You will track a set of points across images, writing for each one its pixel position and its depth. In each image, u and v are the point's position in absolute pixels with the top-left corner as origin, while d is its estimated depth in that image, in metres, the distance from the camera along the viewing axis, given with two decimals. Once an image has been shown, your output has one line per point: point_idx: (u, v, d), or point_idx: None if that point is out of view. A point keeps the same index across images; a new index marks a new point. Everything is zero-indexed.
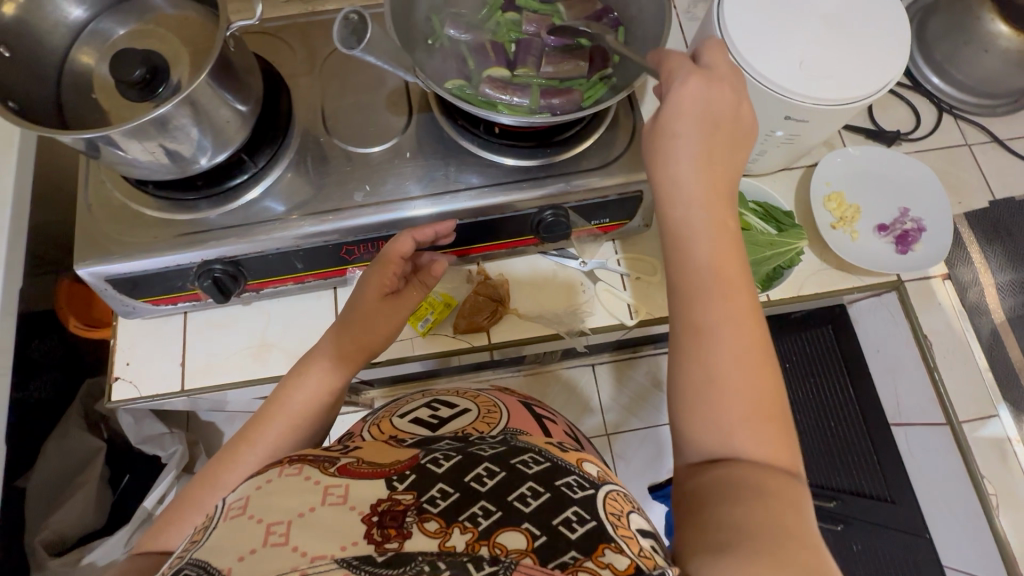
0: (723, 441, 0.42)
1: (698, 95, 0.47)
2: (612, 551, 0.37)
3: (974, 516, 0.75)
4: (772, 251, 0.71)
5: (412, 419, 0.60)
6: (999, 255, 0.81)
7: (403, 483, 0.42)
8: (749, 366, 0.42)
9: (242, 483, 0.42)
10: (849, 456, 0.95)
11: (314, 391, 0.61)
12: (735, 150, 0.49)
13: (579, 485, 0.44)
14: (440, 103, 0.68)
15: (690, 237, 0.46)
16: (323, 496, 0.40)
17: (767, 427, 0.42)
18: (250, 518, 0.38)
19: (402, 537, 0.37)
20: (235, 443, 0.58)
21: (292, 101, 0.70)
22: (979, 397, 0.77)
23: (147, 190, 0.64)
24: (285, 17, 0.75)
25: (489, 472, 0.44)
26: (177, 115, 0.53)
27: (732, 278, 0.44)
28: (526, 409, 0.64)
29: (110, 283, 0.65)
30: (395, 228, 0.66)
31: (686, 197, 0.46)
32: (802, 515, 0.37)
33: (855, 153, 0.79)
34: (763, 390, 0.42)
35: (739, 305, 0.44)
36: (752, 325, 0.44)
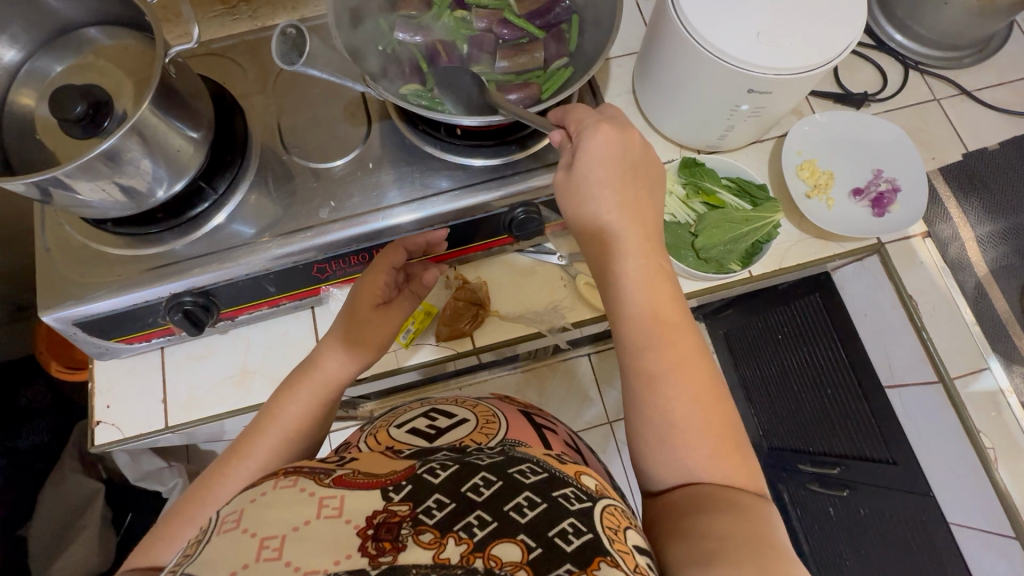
0: (684, 467, 0.43)
1: (608, 147, 0.46)
2: (607, 565, 0.36)
3: (974, 470, 0.75)
4: (747, 227, 0.69)
5: (409, 429, 0.59)
6: (977, 209, 0.80)
7: (399, 493, 0.41)
8: (697, 400, 0.44)
9: (239, 494, 0.41)
10: (849, 422, 0.96)
11: (309, 404, 0.60)
12: (654, 191, 0.49)
13: (576, 497, 0.42)
14: (398, 110, 0.67)
15: (619, 272, 0.47)
16: (318, 509, 0.39)
17: (722, 449, 0.43)
18: (244, 532, 0.37)
19: (397, 550, 0.36)
20: (227, 456, 0.56)
21: (247, 122, 0.68)
22: (968, 351, 0.77)
23: (107, 228, 0.62)
24: (232, 37, 0.73)
25: (486, 481, 0.43)
26: (126, 148, 0.51)
27: (671, 320, 0.46)
28: (524, 418, 0.63)
29: (79, 327, 0.63)
30: (377, 240, 0.65)
31: (616, 249, 0.47)
32: (772, 527, 0.39)
33: (823, 119, 0.78)
34: (720, 426, 0.44)
35: (683, 354, 0.45)
36: (696, 360, 0.45)
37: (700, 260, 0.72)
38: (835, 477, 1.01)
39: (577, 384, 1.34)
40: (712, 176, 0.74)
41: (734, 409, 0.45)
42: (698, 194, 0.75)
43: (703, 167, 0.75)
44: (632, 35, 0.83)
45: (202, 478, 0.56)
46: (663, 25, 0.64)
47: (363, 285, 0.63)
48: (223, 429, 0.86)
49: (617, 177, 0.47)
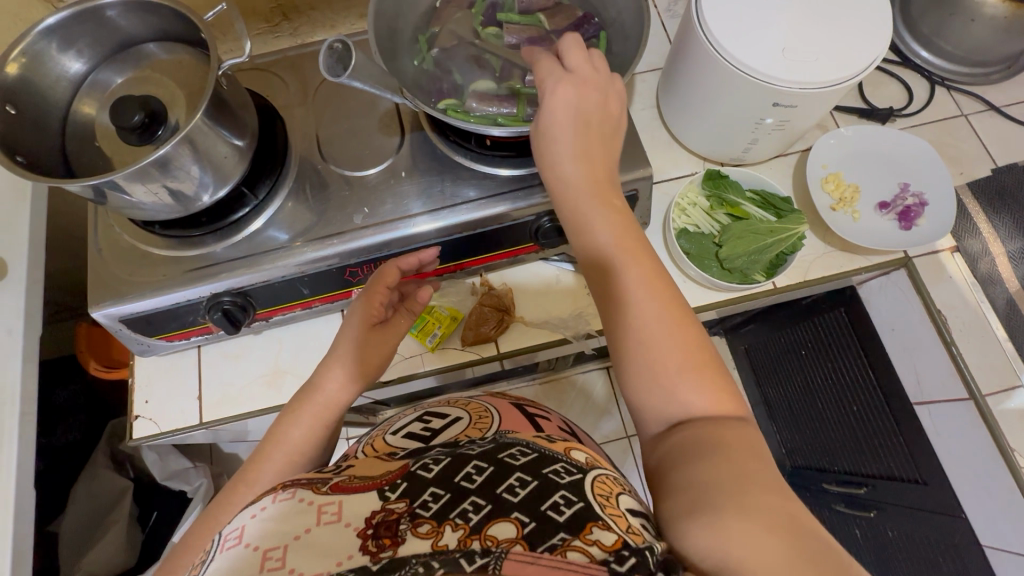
0: (670, 398, 0.43)
1: (567, 101, 0.49)
2: (599, 528, 0.37)
3: (1008, 492, 0.73)
4: (773, 238, 0.70)
5: (404, 434, 0.60)
6: (1007, 223, 0.79)
7: (395, 492, 0.42)
8: (669, 321, 0.45)
9: (241, 510, 0.42)
10: (877, 439, 0.95)
11: (314, 423, 0.60)
12: (610, 143, 0.51)
13: (567, 471, 0.44)
14: (430, 121, 0.69)
15: (579, 207, 0.49)
16: (317, 516, 0.40)
17: (701, 373, 0.43)
18: (247, 548, 0.38)
19: (396, 544, 0.37)
20: (235, 483, 0.56)
21: (287, 132, 0.71)
22: (1000, 366, 0.75)
23: (153, 230, 0.66)
24: (276, 53, 0.77)
25: (478, 469, 0.44)
26: (177, 155, 0.55)
27: (632, 254, 0.47)
28: (517, 410, 0.64)
29: (124, 323, 0.66)
30: (388, 250, 0.66)
31: (577, 191, 0.49)
32: (763, 461, 0.39)
33: (847, 133, 0.79)
34: (687, 340, 0.44)
35: (648, 271, 0.46)
36: (665, 289, 0.46)
37: (724, 271, 0.73)
38: (863, 497, 1.00)
39: (596, 398, 1.34)
40: (736, 189, 0.75)
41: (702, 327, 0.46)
42: (721, 206, 0.76)
43: (727, 179, 0.76)
44: (656, 51, 0.85)
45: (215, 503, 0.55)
46: (688, 40, 0.66)
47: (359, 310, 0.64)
48: (249, 429, 0.88)
49: (574, 125, 0.49)
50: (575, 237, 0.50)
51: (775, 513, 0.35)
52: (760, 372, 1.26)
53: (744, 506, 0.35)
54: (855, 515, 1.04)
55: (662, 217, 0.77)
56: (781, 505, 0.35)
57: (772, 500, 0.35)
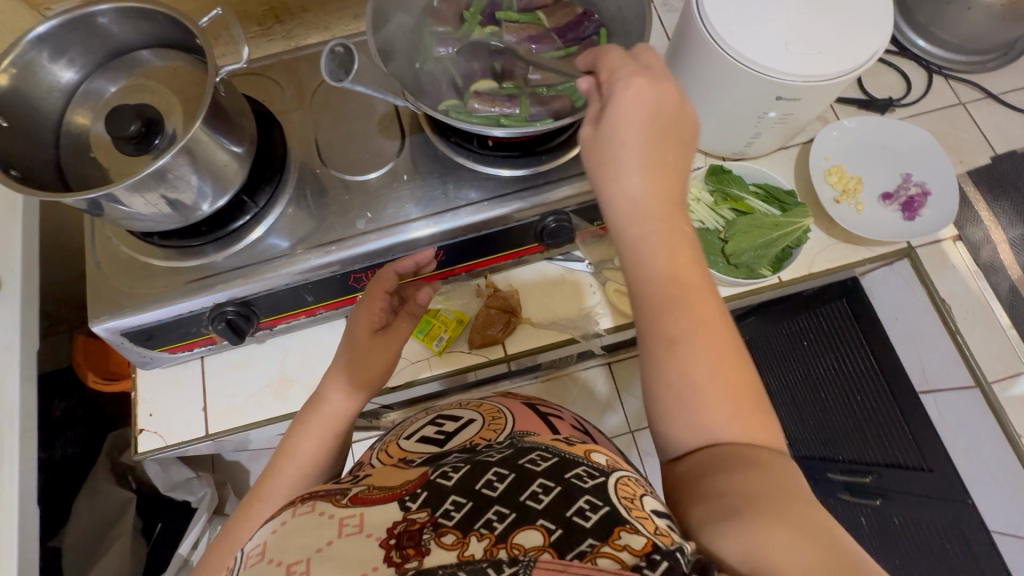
0: (704, 432, 0.43)
1: (640, 102, 0.45)
2: (627, 533, 0.36)
3: (1015, 477, 0.73)
4: (778, 232, 0.70)
5: (417, 438, 0.60)
6: (1007, 211, 0.79)
7: (416, 502, 0.41)
8: (721, 364, 0.43)
9: (260, 527, 0.42)
10: (880, 428, 0.96)
11: (324, 433, 0.61)
12: (681, 151, 0.47)
13: (590, 475, 0.43)
14: (431, 122, 0.68)
15: (641, 228, 0.45)
16: (340, 528, 0.40)
17: (739, 405, 0.43)
18: (270, 562, 0.38)
19: (421, 554, 0.37)
20: (249, 501, 0.57)
21: (285, 137, 0.70)
22: (1004, 354, 0.75)
23: (153, 242, 0.64)
24: (270, 56, 0.76)
25: (499, 476, 0.43)
26: (175, 165, 0.54)
27: (691, 283, 0.45)
28: (530, 410, 0.63)
29: (126, 337, 0.65)
30: (384, 257, 0.66)
31: (638, 207, 0.45)
32: (796, 479, 0.40)
33: (849, 125, 0.78)
34: (737, 381, 0.44)
35: (705, 312, 0.44)
36: (717, 320, 0.45)
37: (731, 266, 0.73)
38: (870, 486, 1.00)
39: (600, 394, 1.34)
40: (740, 184, 0.75)
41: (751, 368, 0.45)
42: (726, 200, 0.75)
43: (731, 173, 0.76)
44: (654, 46, 0.85)
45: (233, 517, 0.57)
46: (688, 36, 0.66)
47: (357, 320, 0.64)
48: (254, 438, 0.87)
49: (645, 132, 0.45)
50: (631, 262, 0.46)
51: (812, 521, 0.35)
52: None
53: (779, 514, 0.36)
54: (861, 503, 1.03)
55: None
56: (811, 513, 0.36)
57: (807, 512, 0.36)
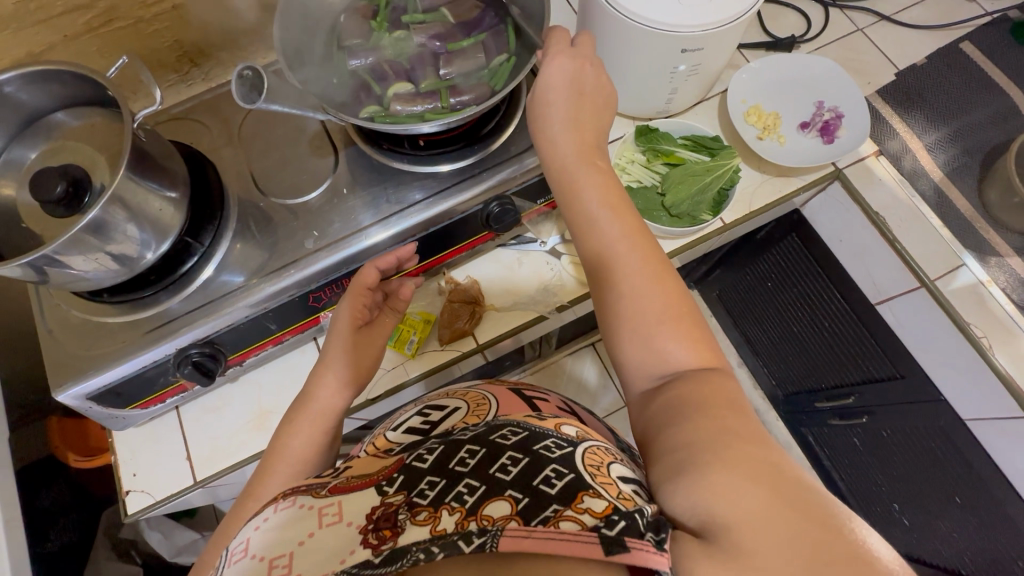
0: (652, 352, 0.46)
1: (563, 71, 0.53)
2: (590, 497, 0.38)
3: (974, 365, 0.76)
4: (711, 175, 0.73)
5: (404, 430, 0.60)
6: (920, 119, 0.84)
7: (393, 486, 0.43)
8: (657, 283, 0.48)
9: (245, 523, 0.43)
10: (849, 348, 1.00)
11: (315, 428, 0.61)
12: (603, 114, 0.55)
13: (558, 445, 0.44)
14: (360, 133, 0.70)
15: (571, 171, 0.52)
16: (319, 519, 0.41)
17: (679, 323, 0.46)
18: (253, 558, 0.39)
19: (396, 535, 0.38)
20: (241, 501, 0.55)
21: (219, 174, 0.70)
22: (942, 251, 0.79)
23: (103, 299, 0.64)
24: (190, 99, 0.76)
25: (471, 452, 0.44)
26: (111, 216, 0.54)
27: (624, 214, 0.51)
28: (515, 394, 0.65)
29: (93, 400, 0.65)
30: (357, 262, 0.67)
31: (564, 152, 0.53)
32: (748, 419, 0.40)
33: (759, 66, 0.82)
34: (674, 300, 0.47)
35: (636, 238, 0.50)
36: (650, 248, 0.50)
37: (674, 218, 0.76)
38: (853, 406, 1.05)
39: (590, 374, 1.37)
40: (668, 138, 0.77)
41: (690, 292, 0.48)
42: (658, 156, 0.78)
43: (658, 131, 0.78)
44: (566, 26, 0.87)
45: (225, 520, 0.55)
46: (590, 5, 0.68)
47: (343, 314, 0.64)
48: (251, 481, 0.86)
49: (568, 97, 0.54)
50: (566, 202, 0.53)
51: (756, 463, 0.36)
52: (737, 314, 1.31)
53: (730, 458, 0.36)
54: (851, 424, 1.09)
55: None
56: (758, 455, 0.36)
57: (766, 460, 0.36)
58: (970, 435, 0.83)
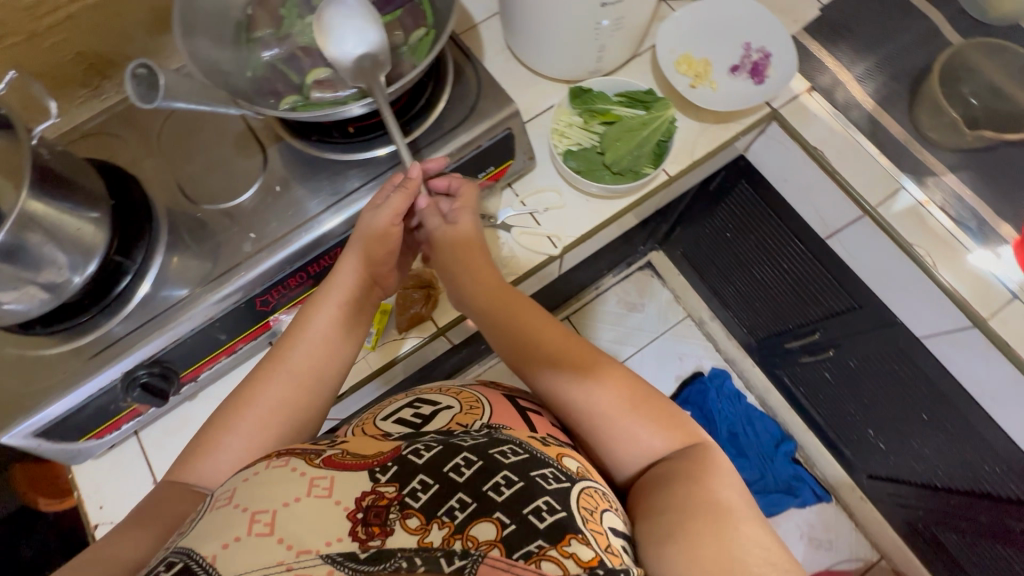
0: (625, 443, 0.55)
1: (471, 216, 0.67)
2: (578, 541, 0.38)
3: (922, 283, 0.78)
4: (647, 129, 0.74)
5: (393, 420, 0.57)
6: (847, 52, 0.86)
7: (386, 474, 0.42)
8: (609, 387, 0.56)
9: (234, 473, 0.43)
10: (810, 286, 1.02)
11: (295, 374, 0.59)
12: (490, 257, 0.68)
13: (555, 477, 0.43)
14: (286, 126, 0.67)
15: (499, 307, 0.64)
16: (309, 488, 0.40)
17: (641, 414, 0.55)
18: (236, 508, 0.39)
19: (384, 533, 0.37)
20: (209, 429, 0.55)
21: (144, 186, 0.67)
22: (882, 176, 0.80)
23: (36, 331, 0.61)
24: (103, 113, 0.73)
25: (467, 461, 0.43)
26: (23, 241, 0.51)
27: (555, 338, 0.62)
28: (509, 401, 0.61)
29: (42, 437, 0.62)
30: (312, 253, 0.66)
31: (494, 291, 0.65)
32: (715, 488, 0.48)
33: (686, 14, 0.82)
34: (628, 396, 0.56)
35: (574, 357, 0.60)
36: (590, 357, 0.59)
37: (617, 175, 0.75)
38: (820, 341, 1.08)
39: None
40: (603, 97, 0.77)
41: (641, 381, 0.58)
42: (594, 116, 0.77)
43: (592, 92, 0.78)
44: None
45: (217, 412, 0.57)
46: None
47: (370, 245, 0.62)
48: None
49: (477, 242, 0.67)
50: (510, 338, 0.64)
51: (719, 533, 0.44)
52: (701, 268, 1.33)
53: (705, 530, 0.44)
54: (819, 359, 1.12)
55: (546, 148, 0.78)
56: (719, 529, 0.44)
57: (729, 534, 0.44)
58: (929, 353, 0.85)
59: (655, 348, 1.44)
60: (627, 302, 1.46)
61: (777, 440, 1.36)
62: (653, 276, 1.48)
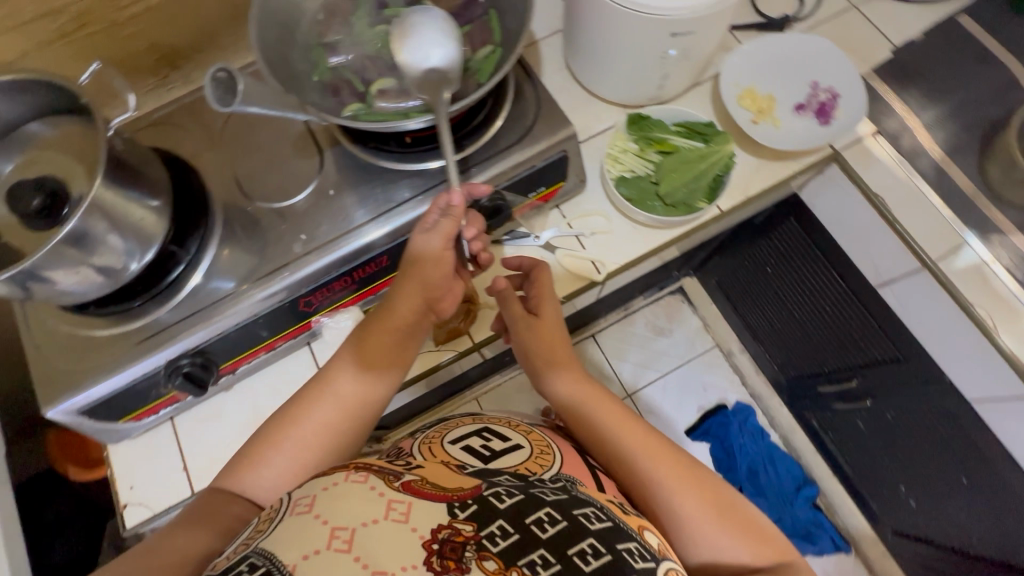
0: (708, 548, 0.52)
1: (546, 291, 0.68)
2: None
3: (979, 345, 0.75)
4: (705, 163, 0.73)
5: (462, 446, 0.61)
6: (917, 97, 0.84)
7: (465, 511, 0.43)
8: (689, 486, 0.55)
9: (312, 480, 0.45)
10: (851, 333, 0.99)
11: (333, 411, 0.59)
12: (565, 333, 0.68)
13: (640, 554, 0.44)
14: (345, 132, 0.68)
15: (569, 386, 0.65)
16: (387, 510, 0.42)
17: (725, 520, 0.53)
18: (316, 518, 0.41)
19: (460, 570, 0.39)
20: (255, 446, 0.57)
21: (203, 179, 0.69)
22: (945, 230, 0.77)
23: (89, 312, 0.63)
24: (171, 103, 0.75)
25: (551, 518, 0.44)
26: (90, 227, 0.52)
27: (629, 426, 0.60)
28: (574, 448, 0.63)
29: (86, 415, 0.64)
30: (356, 261, 0.66)
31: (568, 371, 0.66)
32: None
33: (753, 47, 0.80)
34: (708, 498, 0.55)
35: (650, 448, 0.58)
36: (668, 451, 0.58)
37: (669, 207, 0.74)
38: (856, 390, 1.04)
39: (590, 365, 1.36)
40: (661, 126, 0.76)
41: (720, 483, 0.57)
42: (650, 144, 0.76)
43: (651, 119, 0.77)
44: (552, 12, 0.84)
45: (267, 424, 0.58)
46: None
47: (423, 268, 0.59)
48: None
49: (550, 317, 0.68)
50: (581, 424, 0.63)
51: None
52: (735, 299, 1.30)
53: None
54: (853, 408, 1.09)
55: (597, 171, 0.77)
56: None
57: None
58: (978, 417, 0.81)
59: (678, 375, 1.39)
60: (655, 326, 1.42)
61: (800, 482, 1.30)
62: (682, 301, 1.44)
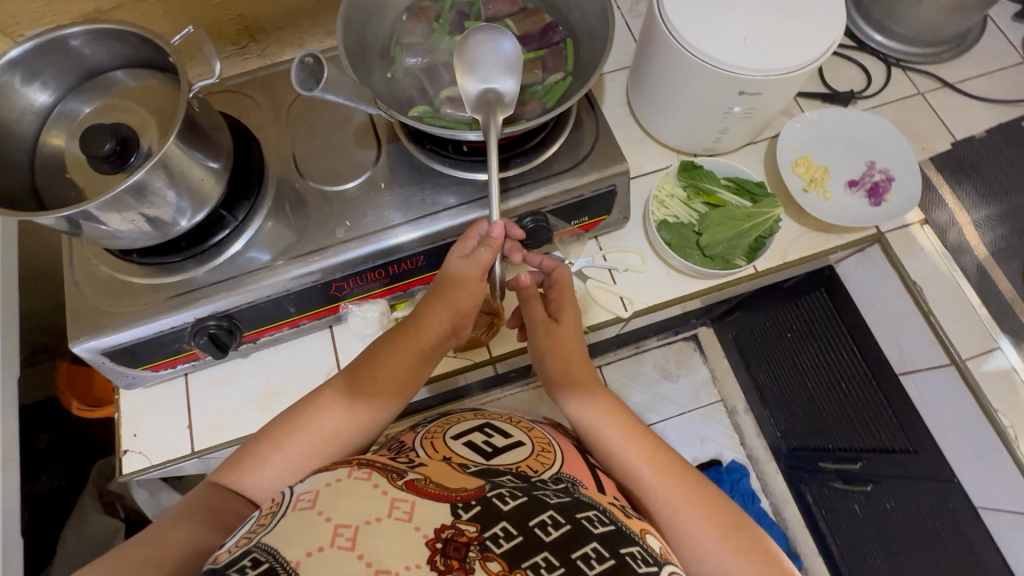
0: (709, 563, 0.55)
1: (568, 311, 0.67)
2: None
3: (996, 452, 0.73)
4: (749, 223, 0.72)
5: (466, 441, 0.63)
6: (971, 194, 0.82)
7: (467, 512, 0.45)
8: (693, 503, 0.57)
9: (314, 476, 0.47)
10: (865, 417, 0.97)
11: (333, 428, 0.59)
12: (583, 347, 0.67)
13: (643, 559, 0.46)
14: (405, 131, 0.70)
15: (581, 399, 0.64)
16: (390, 508, 0.44)
17: (728, 538, 0.55)
18: (319, 514, 0.43)
19: (464, 570, 0.41)
20: (259, 441, 0.58)
21: (263, 151, 0.71)
22: (977, 331, 0.77)
23: (131, 258, 0.64)
24: (245, 74, 0.77)
25: (554, 522, 0.46)
26: (152, 180, 0.54)
27: (638, 442, 0.61)
28: (577, 451, 0.65)
29: (108, 357, 0.65)
30: (387, 259, 0.67)
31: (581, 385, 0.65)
32: None
33: (814, 117, 0.81)
34: (712, 515, 0.56)
35: (658, 463, 0.59)
36: (675, 467, 0.59)
37: (707, 258, 0.75)
38: (859, 472, 1.02)
39: None
40: (712, 177, 0.76)
41: (724, 499, 0.58)
42: (698, 194, 0.77)
43: (702, 169, 0.77)
44: (623, 49, 0.86)
45: (274, 422, 0.60)
46: (653, 36, 0.68)
47: (456, 292, 0.61)
48: None
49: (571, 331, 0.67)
50: (592, 437, 0.64)
51: None
52: (749, 358, 1.29)
53: None
54: (852, 490, 1.07)
55: (641, 209, 0.78)
56: None
57: None
58: (982, 525, 0.79)
59: (679, 423, 1.38)
60: (663, 369, 1.42)
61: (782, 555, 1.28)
62: (694, 349, 1.44)
